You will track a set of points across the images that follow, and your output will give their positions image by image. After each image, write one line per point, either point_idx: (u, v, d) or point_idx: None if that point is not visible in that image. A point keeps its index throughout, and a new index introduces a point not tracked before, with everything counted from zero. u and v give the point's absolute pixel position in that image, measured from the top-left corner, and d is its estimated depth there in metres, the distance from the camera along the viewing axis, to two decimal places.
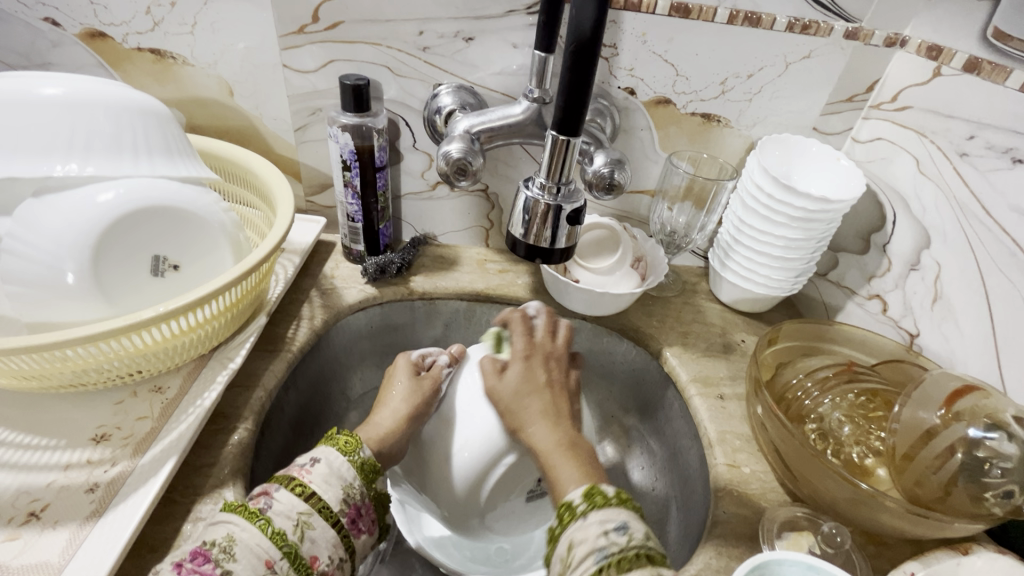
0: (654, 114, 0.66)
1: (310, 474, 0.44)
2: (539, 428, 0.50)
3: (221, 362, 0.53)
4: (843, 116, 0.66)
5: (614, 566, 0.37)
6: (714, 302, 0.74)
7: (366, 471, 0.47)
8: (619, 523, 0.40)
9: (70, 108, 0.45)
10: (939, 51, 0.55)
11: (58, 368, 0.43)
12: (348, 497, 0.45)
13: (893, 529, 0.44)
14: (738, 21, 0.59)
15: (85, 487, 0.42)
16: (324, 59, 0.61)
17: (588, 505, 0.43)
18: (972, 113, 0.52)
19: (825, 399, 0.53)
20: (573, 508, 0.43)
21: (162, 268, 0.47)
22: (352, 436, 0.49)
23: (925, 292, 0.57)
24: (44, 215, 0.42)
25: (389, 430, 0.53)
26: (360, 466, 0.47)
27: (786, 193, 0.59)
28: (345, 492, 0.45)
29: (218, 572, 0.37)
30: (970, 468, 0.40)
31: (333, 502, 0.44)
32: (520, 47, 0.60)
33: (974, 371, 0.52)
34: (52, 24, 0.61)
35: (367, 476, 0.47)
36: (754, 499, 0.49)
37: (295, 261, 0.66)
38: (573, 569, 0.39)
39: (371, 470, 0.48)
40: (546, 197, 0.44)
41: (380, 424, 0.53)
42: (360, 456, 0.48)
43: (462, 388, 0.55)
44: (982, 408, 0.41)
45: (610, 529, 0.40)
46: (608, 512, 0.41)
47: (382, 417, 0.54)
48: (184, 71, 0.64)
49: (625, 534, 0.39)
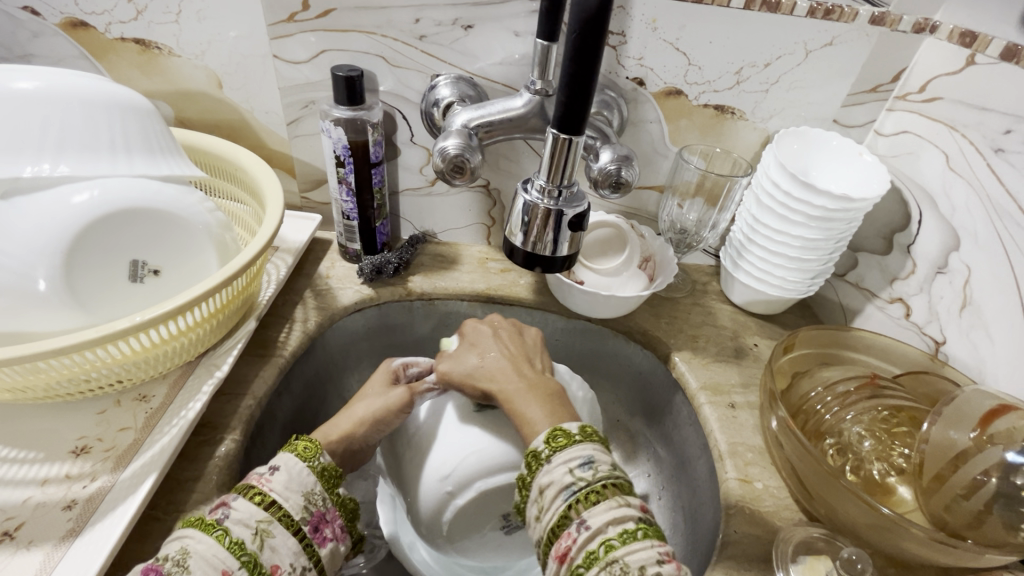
0: (664, 106, 0.62)
1: (269, 483, 0.42)
2: (500, 381, 0.50)
3: (208, 369, 0.50)
4: (865, 108, 0.62)
5: (583, 500, 0.40)
6: (726, 304, 0.70)
7: (328, 477, 0.45)
8: (584, 458, 0.42)
9: (44, 105, 0.42)
10: (973, 38, 0.51)
11: (34, 380, 0.41)
12: (309, 505, 0.43)
13: (917, 556, 0.41)
14: (756, 6, 0.55)
15: (63, 504, 0.40)
16: (316, 49, 0.58)
17: (552, 449, 0.43)
18: (1009, 106, 0.48)
19: (847, 415, 0.49)
20: (538, 455, 0.43)
21: (142, 274, 0.44)
22: (312, 442, 0.46)
23: (953, 297, 0.53)
24: (13, 218, 0.40)
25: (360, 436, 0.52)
26: (320, 472, 0.45)
27: (805, 191, 0.55)
28: (307, 500, 0.43)
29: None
30: (1006, 496, 0.37)
31: (294, 509, 0.42)
32: (522, 35, 0.56)
33: (1005, 383, 0.49)
34: (31, 13, 0.58)
35: (330, 482, 0.45)
36: (767, 518, 0.46)
37: (288, 261, 0.64)
38: (547, 511, 0.41)
39: (333, 475, 0.46)
40: (546, 200, 0.41)
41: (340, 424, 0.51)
42: (320, 462, 0.45)
43: (443, 412, 0.52)
44: (1019, 430, 0.38)
45: (575, 466, 0.41)
46: (574, 450, 0.42)
47: (342, 420, 0.52)
48: (171, 62, 0.61)
49: (591, 469, 0.41)
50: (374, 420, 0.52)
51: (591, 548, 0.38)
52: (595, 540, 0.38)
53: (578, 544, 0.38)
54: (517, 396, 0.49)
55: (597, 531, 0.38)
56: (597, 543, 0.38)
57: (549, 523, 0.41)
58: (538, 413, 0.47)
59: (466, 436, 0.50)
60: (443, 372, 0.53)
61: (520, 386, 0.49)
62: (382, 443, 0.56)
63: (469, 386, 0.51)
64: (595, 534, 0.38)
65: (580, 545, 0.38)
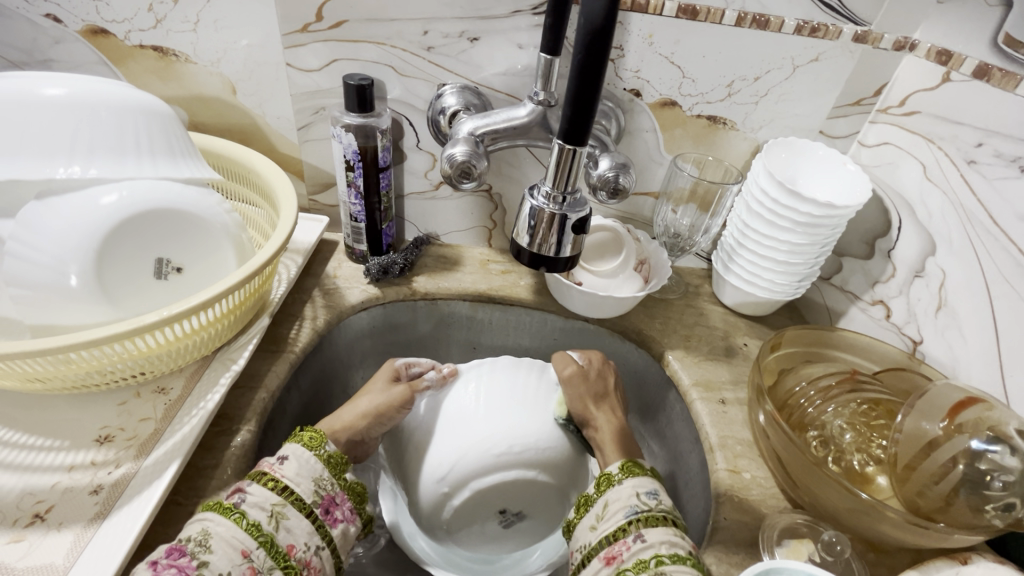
0: (660, 116, 0.65)
1: (281, 470, 0.45)
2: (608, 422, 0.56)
3: (224, 363, 0.53)
4: (850, 120, 0.65)
5: (643, 520, 0.44)
6: (718, 305, 0.73)
7: (335, 464, 0.48)
8: (652, 489, 0.47)
9: (74, 110, 0.44)
10: (949, 56, 0.55)
11: (64, 371, 0.43)
12: (320, 489, 0.46)
13: (892, 539, 0.44)
14: (747, 23, 0.58)
15: (89, 488, 0.42)
16: (328, 58, 0.61)
17: (624, 473, 0.49)
18: (981, 121, 0.52)
19: (828, 408, 0.53)
20: (611, 477, 0.49)
21: (165, 271, 0.47)
22: (316, 432, 0.49)
23: (929, 299, 0.56)
24: (48, 217, 0.42)
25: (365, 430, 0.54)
26: (327, 459, 0.48)
27: (792, 199, 0.58)
28: (317, 485, 0.46)
29: (194, 564, 0.37)
30: (972, 480, 0.40)
31: (306, 494, 0.45)
32: (525, 47, 0.59)
33: (977, 380, 0.52)
34: (53, 20, 0.60)
35: (337, 468, 0.48)
36: (755, 505, 0.49)
37: (297, 260, 0.66)
38: (606, 521, 0.46)
39: (339, 462, 0.49)
40: (552, 205, 0.44)
41: (344, 418, 0.55)
42: (326, 450, 0.48)
43: (438, 410, 0.56)
44: (985, 420, 0.41)
45: (643, 492, 0.47)
46: (640, 479, 0.48)
47: (346, 414, 0.55)
48: (187, 69, 0.64)
49: (655, 498, 0.47)
50: (375, 412, 0.55)
51: (643, 557, 0.42)
52: (648, 551, 0.42)
53: (631, 550, 0.43)
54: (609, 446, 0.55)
55: (652, 545, 0.42)
56: (648, 554, 0.42)
57: (605, 531, 0.46)
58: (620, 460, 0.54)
59: (462, 438, 0.53)
60: (564, 376, 0.58)
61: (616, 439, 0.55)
62: (386, 438, 0.58)
63: (581, 403, 0.56)
64: (650, 547, 0.42)
65: (632, 553, 0.43)
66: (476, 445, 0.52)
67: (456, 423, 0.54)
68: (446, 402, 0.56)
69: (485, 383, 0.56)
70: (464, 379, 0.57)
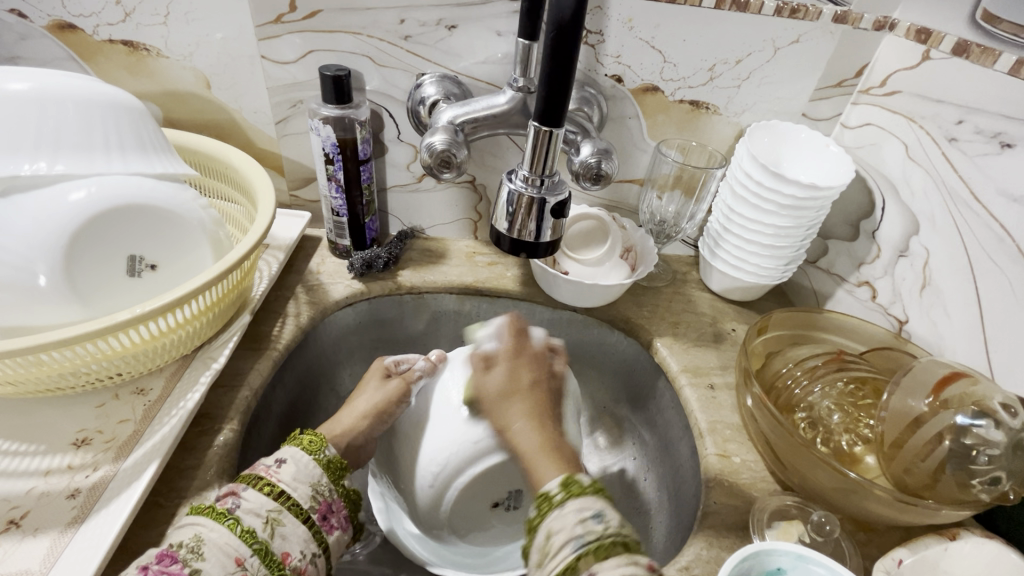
0: (643, 102, 0.65)
1: (278, 473, 0.44)
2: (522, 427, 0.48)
3: (205, 362, 0.52)
4: (832, 102, 0.65)
5: (593, 554, 0.37)
6: (705, 292, 0.73)
7: (334, 469, 0.48)
8: (597, 511, 0.39)
9: (39, 105, 0.43)
10: (928, 34, 0.55)
11: (36, 373, 0.42)
12: (317, 494, 0.45)
13: (881, 516, 0.44)
14: (726, 6, 0.58)
15: (66, 493, 0.41)
16: (303, 50, 0.60)
17: (565, 495, 0.41)
18: (960, 97, 0.52)
19: (815, 388, 0.52)
20: (550, 498, 0.41)
21: (139, 268, 0.46)
22: (316, 436, 0.49)
23: (914, 279, 0.57)
24: (13, 214, 0.41)
25: (350, 428, 0.54)
26: (326, 464, 0.47)
27: (776, 181, 0.58)
28: (314, 489, 0.45)
29: (186, 570, 0.36)
30: (958, 455, 0.40)
31: (303, 499, 0.44)
32: (503, 34, 0.58)
33: (962, 356, 0.52)
34: (18, 16, 0.59)
35: (336, 474, 0.48)
36: (745, 489, 0.49)
37: (279, 257, 0.65)
38: (552, 559, 0.38)
39: (338, 467, 0.48)
40: (530, 189, 0.43)
41: (344, 423, 0.55)
42: (326, 454, 0.48)
43: (429, 398, 0.54)
44: (970, 395, 0.41)
45: (587, 517, 0.39)
46: (584, 501, 0.40)
47: (346, 417, 0.55)
48: (159, 63, 0.62)
49: (602, 522, 0.39)
50: (376, 412, 0.55)
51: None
52: None
53: None
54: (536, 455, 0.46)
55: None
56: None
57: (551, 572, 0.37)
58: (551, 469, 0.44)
59: (453, 429, 0.51)
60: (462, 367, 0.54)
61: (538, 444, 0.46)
62: (381, 436, 0.57)
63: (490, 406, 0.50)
64: None
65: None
66: (469, 430, 0.51)
67: (446, 411, 0.52)
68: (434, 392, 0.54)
69: (477, 368, 0.55)
70: (451, 363, 0.56)
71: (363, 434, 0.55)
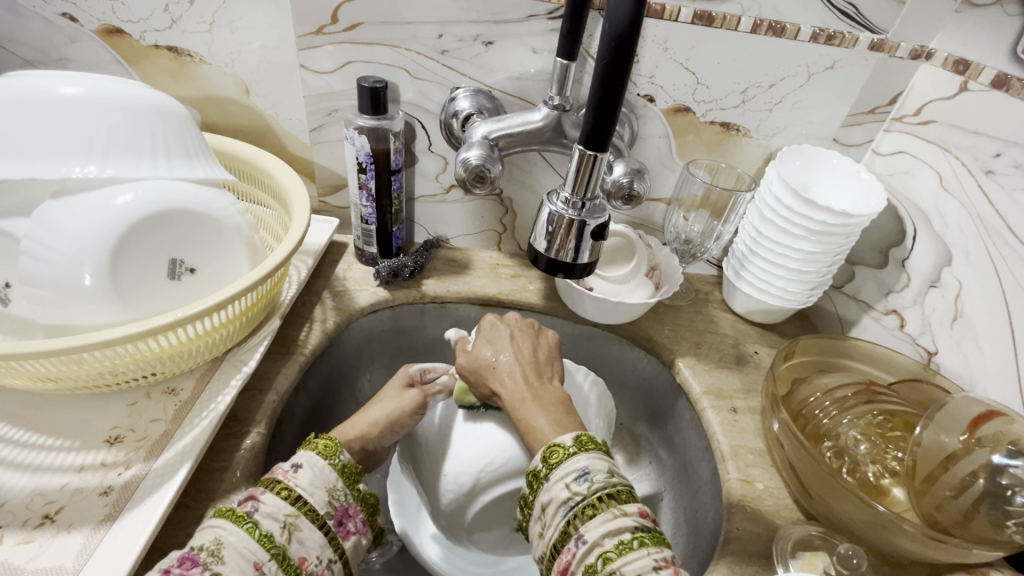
0: (673, 122, 0.65)
1: (295, 479, 0.44)
2: (505, 380, 0.51)
3: (235, 365, 0.53)
4: (864, 128, 0.65)
5: (579, 517, 0.41)
6: (728, 312, 0.73)
7: (348, 474, 0.48)
8: (579, 472, 0.43)
9: (89, 109, 0.44)
10: (966, 65, 0.54)
11: (77, 370, 0.43)
12: (333, 500, 0.45)
13: (909, 552, 0.44)
14: (762, 30, 0.58)
15: (99, 490, 0.42)
16: (342, 60, 0.61)
17: (548, 466, 0.44)
18: (999, 130, 0.51)
19: (844, 418, 0.53)
20: (538, 474, 0.45)
21: (179, 271, 0.47)
22: (331, 440, 0.49)
23: (945, 310, 0.56)
24: (64, 215, 0.42)
25: (360, 434, 0.54)
26: (341, 469, 0.47)
27: (807, 207, 0.58)
28: (330, 495, 0.45)
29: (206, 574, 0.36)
30: (992, 495, 0.39)
31: (319, 505, 0.44)
32: (540, 52, 0.59)
33: (993, 391, 0.51)
34: (69, 19, 0.61)
35: (350, 478, 0.48)
36: (768, 516, 0.49)
37: (308, 262, 0.66)
38: (550, 528, 0.43)
39: (353, 471, 0.48)
40: (570, 211, 0.44)
41: (357, 426, 0.54)
42: (340, 459, 0.48)
43: (455, 415, 0.55)
44: (1006, 434, 0.41)
45: (572, 481, 0.42)
46: (568, 464, 0.43)
47: (358, 421, 0.55)
48: (201, 69, 0.64)
49: (586, 482, 0.42)
50: (389, 422, 0.55)
51: (590, 561, 0.39)
52: (592, 553, 0.39)
53: (577, 557, 0.40)
54: (523, 405, 0.49)
55: (595, 546, 0.39)
56: (593, 556, 0.39)
57: (551, 539, 0.42)
58: (543, 422, 0.47)
59: (483, 443, 0.51)
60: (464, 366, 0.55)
61: (526, 395, 0.50)
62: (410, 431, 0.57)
63: (478, 381, 0.53)
64: (592, 548, 0.39)
65: (579, 559, 0.40)
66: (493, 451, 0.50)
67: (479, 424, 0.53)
68: (459, 408, 0.55)
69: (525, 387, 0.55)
70: None
71: (373, 440, 0.55)
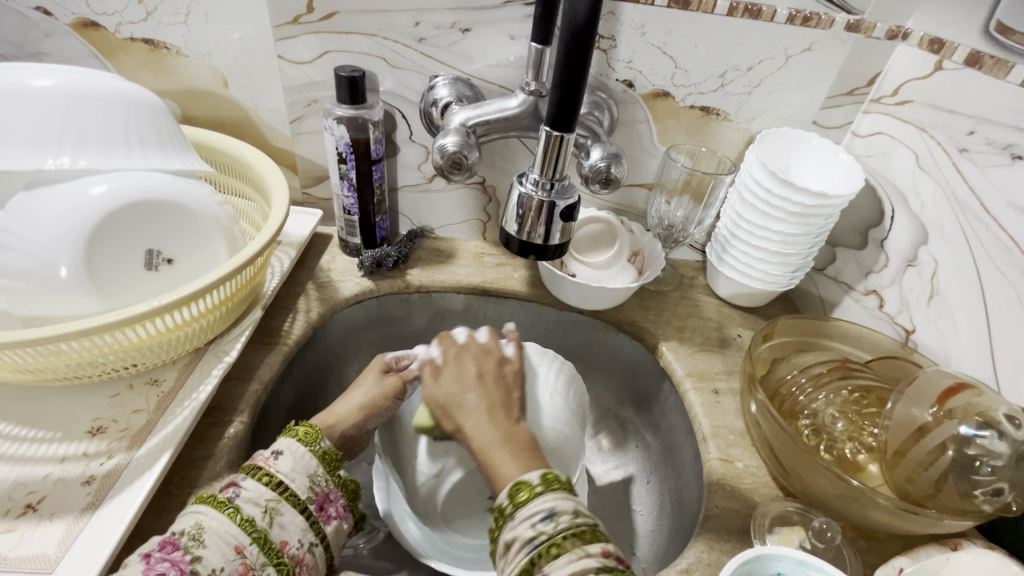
0: (653, 107, 0.65)
1: (276, 465, 0.45)
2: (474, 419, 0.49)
3: (217, 355, 0.53)
4: (843, 110, 0.65)
5: (545, 555, 0.37)
6: (712, 297, 0.73)
7: (330, 461, 0.48)
8: (547, 510, 0.40)
9: (61, 101, 0.44)
10: (941, 45, 0.55)
11: (55, 362, 0.43)
12: (314, 485, 0.46)
13: (883, 525, 0.44)
14: (738, 13, 0.58)
15: (81, 479, 0.43)
16: (319, 50, 0.61)
17: (514, 503, 0.41)
18: (972, 108, 0.52)
19: (818, 396, 0.53)
20: (503, 509, 0.42)
21: (156, 262, 0.47)
22: (312, 427, 0.49)
23: (922, 288, 0.57)
24: (40, 207, 0.43)
25: (343, 418, 0.55)
26: (321, 455, 0.48)
27: (784, 188, 0.58)
28: (311, 481, 0.46)
29: (187, 557, 0.37)
30: (960, 465, 0.40)
31: (300, 489, 0.45)
32: (517, 38, 0.59)
33: (968, 367, 0.52)
34: (44, 13, 0.60)
35: (332, 465, 0.48)
36: (747, 494, 0.49)
37: (291, 253, 0.66)
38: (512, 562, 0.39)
39: (334, 458, 0.49)
40: (540, 193, 0.44)
41: (339, 412, 0.55)
42: (321, 446, 0.48)
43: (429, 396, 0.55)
44: (974, 406, 0.42)
45: (537, 520, 0.39)
46: (535, 503, 0.40)
47: (341, 407, 0.56)
48: (178, 62, 0.63)
49: (551, 522, 0.39)
50: (371, 406, 0.56)
51: None
52: None
53: None
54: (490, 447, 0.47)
55: None
56: None
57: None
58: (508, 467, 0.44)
59: None
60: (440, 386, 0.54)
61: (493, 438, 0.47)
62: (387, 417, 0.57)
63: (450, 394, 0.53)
64: None
65: None
66: None
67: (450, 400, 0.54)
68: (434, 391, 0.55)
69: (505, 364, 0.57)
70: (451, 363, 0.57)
71: (356, 425, 0.55)
